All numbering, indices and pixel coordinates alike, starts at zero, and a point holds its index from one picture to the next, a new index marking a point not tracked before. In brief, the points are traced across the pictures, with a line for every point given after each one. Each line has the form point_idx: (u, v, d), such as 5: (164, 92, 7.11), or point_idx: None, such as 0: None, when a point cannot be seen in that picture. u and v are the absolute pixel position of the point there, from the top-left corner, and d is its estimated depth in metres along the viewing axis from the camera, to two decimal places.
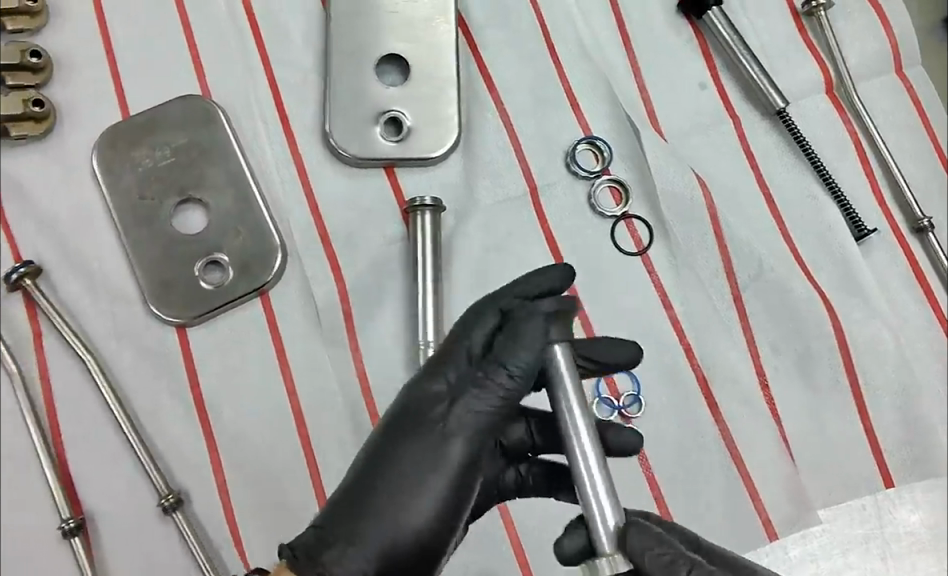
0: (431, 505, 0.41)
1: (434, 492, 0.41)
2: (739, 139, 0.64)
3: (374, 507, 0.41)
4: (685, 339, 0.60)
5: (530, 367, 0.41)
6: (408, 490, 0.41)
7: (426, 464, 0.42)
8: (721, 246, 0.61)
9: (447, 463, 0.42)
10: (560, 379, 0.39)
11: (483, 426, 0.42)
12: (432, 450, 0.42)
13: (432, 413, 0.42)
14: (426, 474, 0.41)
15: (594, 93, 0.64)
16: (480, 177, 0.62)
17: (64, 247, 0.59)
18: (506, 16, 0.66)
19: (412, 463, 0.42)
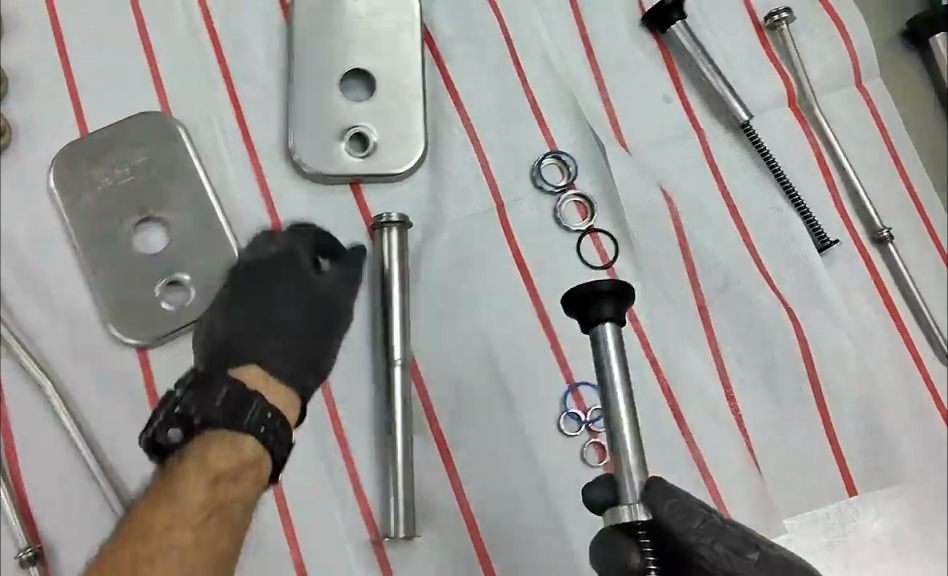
0: (290, 331, 0.54)
1: (281, 325, 0.54)
2: (703, 152, 0.65)
3: (231, 330, 0.53)
4: (652, 352, 0.60)
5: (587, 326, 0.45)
6: (316, 326, 0.54)
7: (274, 304, 0.54)
8: (687, 259, 0.62)
9: (300, 304, 0.55)
10: (601, 336, 0.44)
11: (304, 286, 0.55)
12: (281, 300, 0.55)
13: (290, 274, 0.55)
14: (272, 320, 0.54)
15: (560, 107, 0.65)
16: (447, 193, 0.62)
17: (20, 267, 0.58)
18: (471, 30, 0.66)
19: (279, 305, 0.54)
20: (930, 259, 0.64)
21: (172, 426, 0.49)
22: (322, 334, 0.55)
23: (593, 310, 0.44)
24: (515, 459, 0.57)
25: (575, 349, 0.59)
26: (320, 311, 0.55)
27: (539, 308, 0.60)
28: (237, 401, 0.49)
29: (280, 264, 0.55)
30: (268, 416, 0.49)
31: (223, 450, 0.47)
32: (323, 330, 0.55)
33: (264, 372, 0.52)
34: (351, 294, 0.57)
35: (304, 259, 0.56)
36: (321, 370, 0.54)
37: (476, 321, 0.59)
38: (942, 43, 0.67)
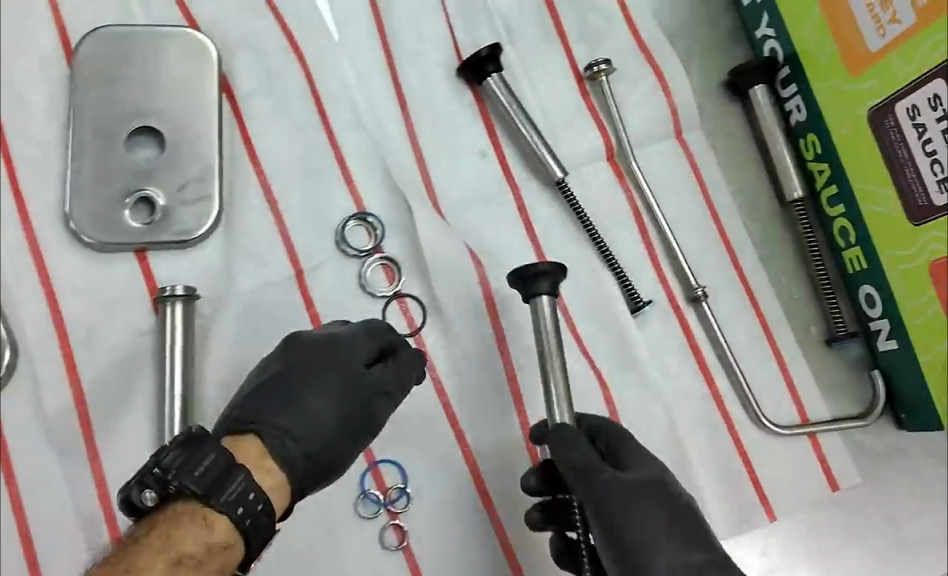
0: (311, 420, 0.50)
1: (308, 412, 0.50)
2: (518, 209, 0.63)
3: (256, 401, 0.50)
4: (457, 424, 0.58)
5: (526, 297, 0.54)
6: (343, 420, 0.51)
7: (310, 384, 0.51)
8: (495, 321, 0.60)
9: (333, 394, 0.51)
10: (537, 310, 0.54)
11: (352, 377, 0.52)
12: (321, 389, 0.51)
13: (335, 351, 0.52)
14: (303, 403, 0.51)
15: (368, 164, 0.62)
16: (241, 259, 0.58)
17: None
18: (275, 85, 0.63)
19: (313, 390, 0.51)
20: (745, 316, 0.63)
21: (148, 487, 0.45)
22: (345, 434, 0.51)
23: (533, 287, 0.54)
24: (309, 545, 0.55)
25: None
26: (357, 408, 0.52)
27: None
28: (222, 475, 0.45)
29: (335, 347, 0.52)
30: (249, 497, 0.45)
31: (189, 529, 0.44)
32: (347, 428, 0.51)
33: (265, 452, 0.48)
34: (391, 402, 0.53)
35: (359, 350, 0.52)
36: (326, 472, 0.51)
37: None
38: (760, 94, 0.67)
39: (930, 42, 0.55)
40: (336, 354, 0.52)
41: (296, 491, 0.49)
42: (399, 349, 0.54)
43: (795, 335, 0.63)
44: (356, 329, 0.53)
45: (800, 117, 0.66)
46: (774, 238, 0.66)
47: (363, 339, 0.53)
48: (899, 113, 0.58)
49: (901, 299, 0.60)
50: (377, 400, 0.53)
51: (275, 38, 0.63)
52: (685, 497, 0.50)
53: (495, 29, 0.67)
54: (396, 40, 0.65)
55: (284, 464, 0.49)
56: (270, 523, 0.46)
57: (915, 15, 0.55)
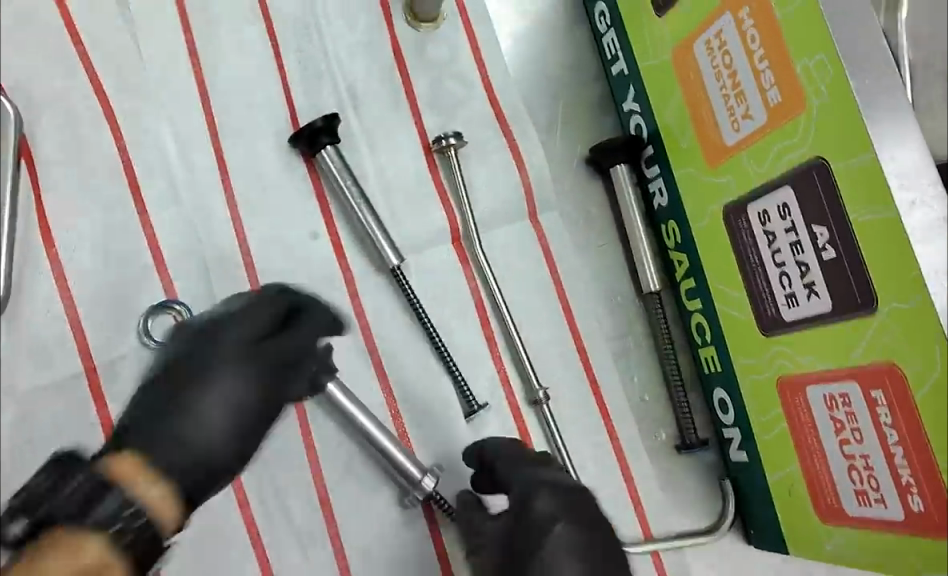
0: (205, 415, 0.40)
1: (197, 405, 0.40)
2: (350, 297, 0.58)
3: (145, 406, 0.41)
4: (259, 542, 0.53)
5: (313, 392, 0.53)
6: (264, 410, 0.42)
7: (205, 371, 0.41)
8: (308, 444, 0.54)
9: (246, 377, 0.42)
10: (335, 399, 0.53)
11: (274, 363, 0.43)
12: (220, 382, 0.41)
13: (225, 332, 0.43)
14: (199, 401, 0.41)
15: (181, 244, 0.57)
16: (26, 351, 0.53)
17: None
18: (81, 150, 0.56)
19: (217, 374, 0.41)
20: (586, 419, 0.59)
21: (19, 517, 0.39)
22: (245, 430, 0.41)
23: None
24: None
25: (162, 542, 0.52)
26: (272, 390, 0.43)
27: None
28: (88, 491, 0.38)
29: (226, 322, 0.43)
30: (127, 512, 0.38)
31: (55, 556, 0.36)
32: (256, 422, 0.42)
33: (144, 466, 0.39)
34: (302, 380, 0.45)
35: (261, 321, 0.43)
36: (220, 482, 0.41)
37: None
38: (622, 173, 0.62)
39: (779, 147, 0.49)
40: (233, 330, 0.43)
41: (186, 500, 0.40)
42: (305, 314, 0.46)
43: (643, 441, 0.60)
44: (248, 300, 0.45)
45: (662, 202, 0.61)
46: (626, 330, 0.62)
47: (227, 319, 0.43)
48: (751, 215, 0.53)
49: (751, 413, 0.56)
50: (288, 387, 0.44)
51: (85, 97, 0.57)
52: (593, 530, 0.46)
53: (338, 94, 0.62)
54: (226, 104, 0.60)
55: (163, 475, 0.39)
56: (159, 544, 0.39)
57: (767, 115, 0.50)
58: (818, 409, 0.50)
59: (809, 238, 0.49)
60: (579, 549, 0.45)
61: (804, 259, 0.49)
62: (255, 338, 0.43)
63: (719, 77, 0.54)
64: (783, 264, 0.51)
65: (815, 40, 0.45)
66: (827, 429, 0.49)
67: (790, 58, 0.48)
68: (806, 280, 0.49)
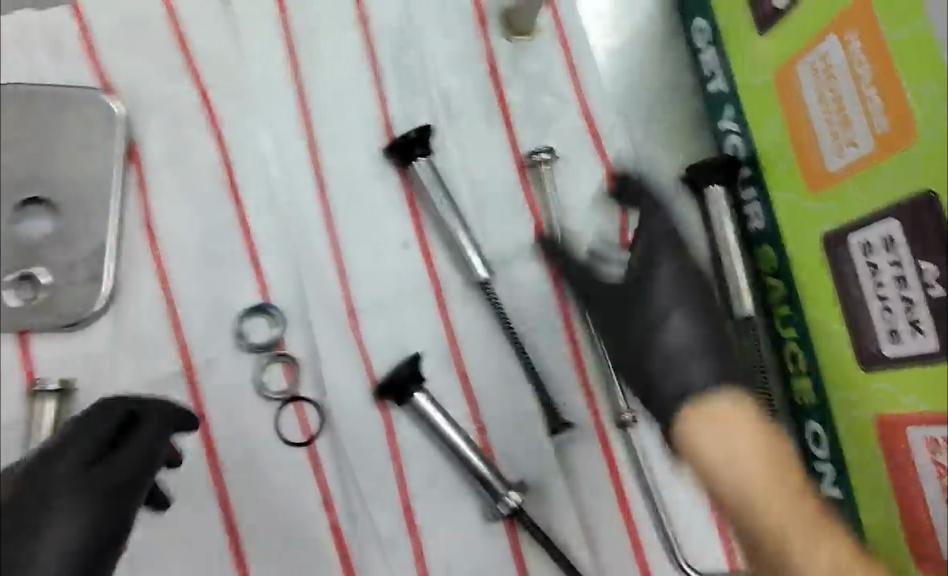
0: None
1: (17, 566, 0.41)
2: (438, 308, 0.58)
3: None
4: (344, 545, 0.54)
5: (401, 402, 0.55)
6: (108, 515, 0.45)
7: (33, 521, 0.42)
8: (394, 450, 0.55)
9: (75, 516, 0.43)
10: (423, 409, 0.54)
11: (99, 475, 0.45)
12: (52, 509, 0.43)
13: (41, 473, 0.44)
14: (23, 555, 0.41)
15: (277, 249, 0.58)
16: (127, 347, 0.55)
17: None
18: (185, 155, 0.59)
19: (50, 521, 0.42)
20: None
21: None
22: (80, 561, 0.43)
23: (402, 390, 0.54)
24: None
25: (249, 534, 0.53)
26: (107, 516, 0.45)
27: (220, 487, 0.54)
28: None
29: (42, 466, 0.44)
30: None
31: None
32: (116, 514, 0.45)
33: None
34: (133, 502, 0.47)
35: (68, 460, 0.45)
36: None
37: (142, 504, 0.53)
38: (718, 193, 0.61)
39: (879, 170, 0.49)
40: (50, 476, 0.44)
41: None
42: (142, 422, 0.49)
43: None
44: (62, 435, 0.46)
45: (757, 225, 0.60)
46: None
47: (83, 435, 0.47)
48: (853, 245, 0.51)
49: (846, 447, 0.54)
50: (119, 518, 0.46)
51: (191, 103, 0.60)
52: (722, 337, 0.45)
53: (433, 105, 0.62)
54: (323, 112, 0.61)
55: None
56: None
57: (874, 143, 0.49)
58: (920, 453, 0.48)
59: (915, 276, 0.47)
60: (698, 326, 0.45)
61: (907, 295, 0.47)
62: (67, 480, 0.44)
63: (823, 100, 0.53)
64: (886, 299, 0.49)
65: (924, 68, 0.44)
66: (928, 474, 0.48)
67: (900, 81, 0.46)
68: (909, 317, 0.47)
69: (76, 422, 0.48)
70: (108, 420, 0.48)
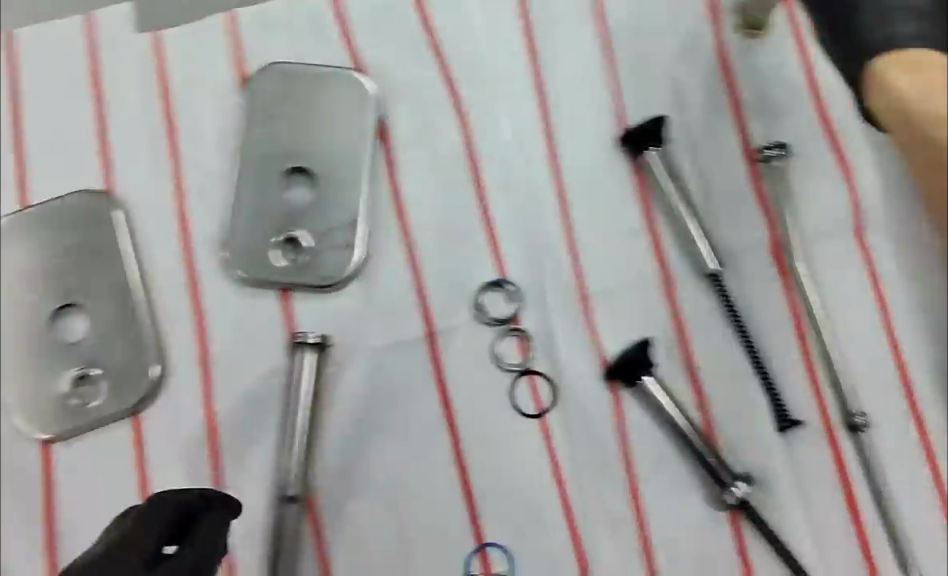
0: None
1: None
2: (666, 297, 0.59)
3: None
4: (572, 519, 0.55)
5: (630, 383, 0.56)
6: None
7: None
8: (621, 432, 0.56)
9: None
10: (651, 393, 0.55)
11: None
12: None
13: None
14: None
15: (513, 227, 0.60)
16: (376, 311, 0.58)
17: None
18: (430, 135, 0.62)
19: None
20: (909, 454, 0.56)
21: None
22: None
23: (634, 370, 0.55)
24: None
25: (483, 495, 0.55)
26: None
27: (458, 450, 0.56)
28: None
29: None
30: None
31: None
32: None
33: None
34: None
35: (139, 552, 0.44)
36: None
37: (385, 457, 0.55)
38: None
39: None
40: None
41: None
42: (201, 521, 0.48)
43: None
44: (132, 523, 0.47)
45: None
46: None
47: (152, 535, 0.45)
48: None
49: None
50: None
51: (435, 84, 0.63)
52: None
53: (665, 97, 0.63)
54: (559, 101, 0.63)
55: None
56: None
57: None
58: None
59: None
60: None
61: None
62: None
63: None
64: None
65: None
66: None
67: None
68: None
69: (137, 510, 0.49)
70: (166, 506, 0.47)
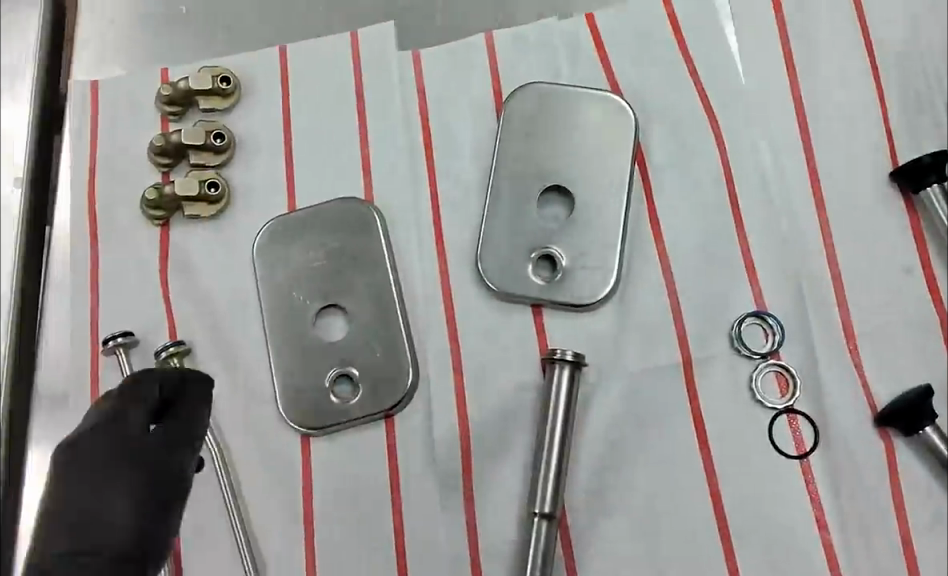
0: (108, 539, 0.42)
1: (103, 532, 0.42)
2: (946, 343, 0.57)
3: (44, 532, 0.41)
4: (838, 567, 0.53)
5: (909, 432, 0.55)
6: (146, 521, 0.43)
7: (107, 479, 0.43)
8: (893, 478, 0.55)
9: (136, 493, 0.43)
10: (932, 441, 0.55)
11: (128, 445, 0.45)
12: (108, 481, 0.43)
13: (114, 436, 0.45)
14: (97, 508, 0.42)
15: (775, 259, 0.58)
16: (632, 336, 0.58)
17: (211, 321, 0.61)
18: (688, 161, 0.61)
19: (112, 483, 0.43)
20: None
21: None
22: (150, 526, 0.43)
23: (919, 419, 0.54)
24: None
25: (742, 531, 0.54)
26: (160, 464, 0.45)
27: (712, 485, 0.55)
28: None
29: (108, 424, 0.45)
30: None
31: None
32: (154, 528, 0.43)
33: None
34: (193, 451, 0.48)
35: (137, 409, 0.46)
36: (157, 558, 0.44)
37: (641, 482, 0.55)
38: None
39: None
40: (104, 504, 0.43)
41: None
42: (188, 383, 0.50)
43: None
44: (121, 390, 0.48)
45: None
46: None
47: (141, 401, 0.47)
48: None
49: None
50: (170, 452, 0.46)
51: (693, 109, 0.62)
52: None
53: (939, 134, 0.61)
54: (825, 131, 0.61)
55: None
56: None
57: None
58: None
59: None
60: None
61: None
62: (108, 428, 0.45)
63: None
64: None
65: None
66: None
67: None
68: None
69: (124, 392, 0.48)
70: (155, 373, 0.49)
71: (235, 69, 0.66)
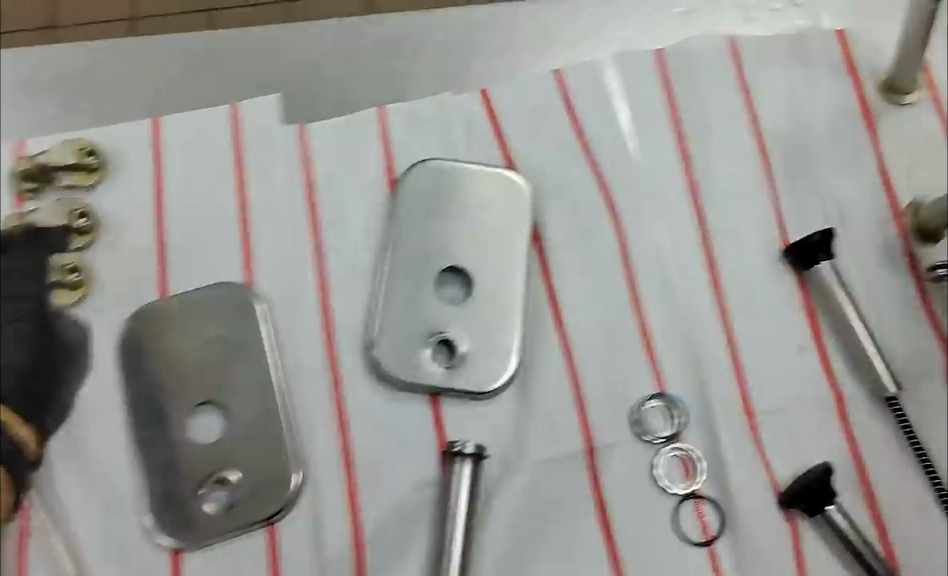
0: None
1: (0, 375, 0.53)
2: (839, 417, 0.57)
3: None
4: None
5: (814, 509, 0.54)
6: (35, 370, 0.54)
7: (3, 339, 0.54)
8: (800, 563, 0.54)
9: (22, 351, 0.54)
10: (836, 521, 0.53)
11: (36, 312, 0.55)
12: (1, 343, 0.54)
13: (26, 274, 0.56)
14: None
15: (672, 340, 0.58)
16: (534, 424, 0.56)
17: (65, 424, 0.54)
18: (585, 242, 0.61)
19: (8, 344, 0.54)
20: None
21: None
22: (38, 366, 0.54)
23: (820, 494, 0.54)
24: None
25: None
26: (40, 334, 0.55)
27: None
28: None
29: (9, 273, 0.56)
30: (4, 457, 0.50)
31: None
32: (43, 386, 0.54)
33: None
34: (61, 325, 0.56)
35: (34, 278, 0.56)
36: (61, 400, 0.54)
37: None
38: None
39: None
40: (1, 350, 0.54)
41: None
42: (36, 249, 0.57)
43: None
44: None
45: None
46: None
47: (31, 278, 0.56)
48: None
49: None
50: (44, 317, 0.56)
51: (589, 190, 0.62)
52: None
53: (826, 211, 0.61)
54: (716, 209, 0.61)
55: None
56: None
57: None
58: None
59: None
60: None
61: None
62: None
63: None
64: None
65: None
66: None
67: None
68: None
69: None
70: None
71: (102, 142, 0.61)
